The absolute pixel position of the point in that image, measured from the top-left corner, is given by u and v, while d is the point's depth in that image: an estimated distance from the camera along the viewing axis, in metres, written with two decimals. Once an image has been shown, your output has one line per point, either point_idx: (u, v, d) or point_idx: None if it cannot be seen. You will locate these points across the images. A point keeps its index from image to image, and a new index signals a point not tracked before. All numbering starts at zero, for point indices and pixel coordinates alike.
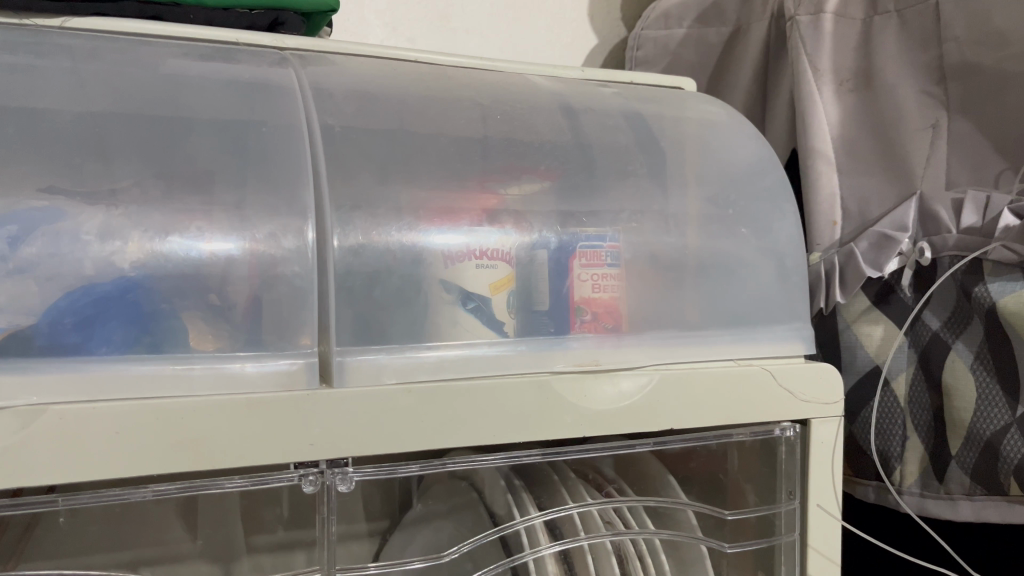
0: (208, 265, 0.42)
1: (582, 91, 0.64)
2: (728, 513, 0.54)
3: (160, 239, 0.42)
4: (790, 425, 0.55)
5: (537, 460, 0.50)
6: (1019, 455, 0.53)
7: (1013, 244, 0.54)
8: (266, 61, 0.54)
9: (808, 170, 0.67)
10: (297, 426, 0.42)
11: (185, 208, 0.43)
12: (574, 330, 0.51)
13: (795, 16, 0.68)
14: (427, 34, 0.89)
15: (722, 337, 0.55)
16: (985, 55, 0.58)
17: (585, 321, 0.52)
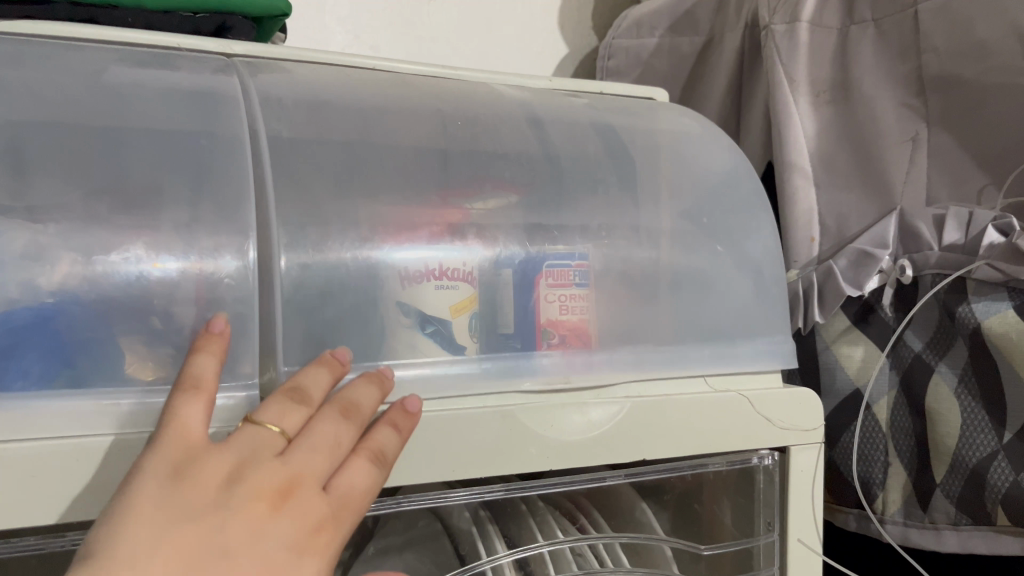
0: (149, 289, 0.39)
1: (550, 102, 0.61)
2: (704, 549, 0.52)
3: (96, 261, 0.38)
4: (768, 454, 0.52)
5: (501, 496, 0.47)
6: (1006, 485, 0.51)
7: (998, 262, 0.52)
8: (210, 67, 0.50)
9: (785, 184, 0.64)
10: None
11: (120, 228, 0.40)
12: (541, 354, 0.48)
13: (770, 25, 0.66)
14: (391, 42, 0.86)
15: (702, 358, 0.52)
16: (966, 65, 0.56)
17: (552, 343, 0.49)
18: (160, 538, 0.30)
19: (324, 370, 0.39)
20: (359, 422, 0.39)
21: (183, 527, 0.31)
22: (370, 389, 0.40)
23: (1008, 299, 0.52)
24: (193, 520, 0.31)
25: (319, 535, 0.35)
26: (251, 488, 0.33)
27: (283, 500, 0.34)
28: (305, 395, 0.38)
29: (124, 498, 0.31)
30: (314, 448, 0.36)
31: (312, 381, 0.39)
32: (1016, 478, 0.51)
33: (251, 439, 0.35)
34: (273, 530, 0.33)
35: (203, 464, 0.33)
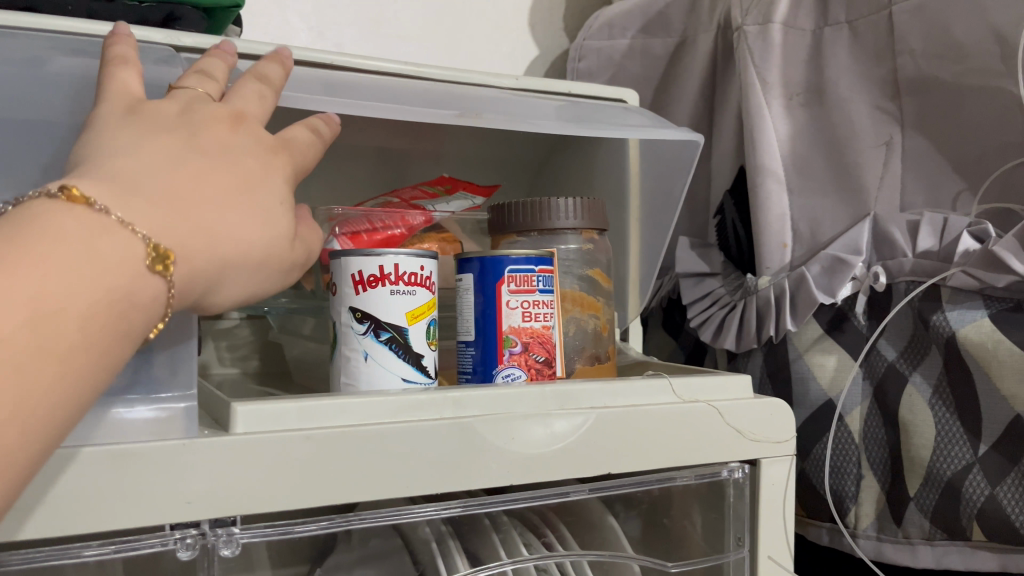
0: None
1: (516, 100, 0.59)
2: (673, 566, 0.51)
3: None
4: (738, 466, 0.50)
5: (459, 513, 0.45)
6: (982, 498, 0.50)
7: (974, 269, 0.50)
8: (152, 56, 0.47)
9: (757, 188, 0.63)
10: (169, 479, 0.36)
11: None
12: (502, 364, 0.48)
13: (743, 26, 0.64)
14: (355, 39, 0.84)
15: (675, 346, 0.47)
16: (942, 68, 0.54)
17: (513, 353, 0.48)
18: (151, 157, 0.34)
19: (250, 58, 0.43)
20: (270, 84, 0.42)
21: (146, 131, 0.35)
22: (269, 65, 0.43)
23: (983, 307, 0.50)
24: (166, 132, 0.35)
25: (264, 147, 0.38)
26: (203, 112, 0.37)
27: (236, 122, 0.38)
28: (213, 60, 0.41)
29: (90, 128, 0.35)
30: (241, 93, 0.40)
31: (214, 65, 0.41)
32: (992, 491, 0.49)
33: (186, 97, 0.38)
34: (241, 136, 0.37)
35: (151, 104, 0.36)
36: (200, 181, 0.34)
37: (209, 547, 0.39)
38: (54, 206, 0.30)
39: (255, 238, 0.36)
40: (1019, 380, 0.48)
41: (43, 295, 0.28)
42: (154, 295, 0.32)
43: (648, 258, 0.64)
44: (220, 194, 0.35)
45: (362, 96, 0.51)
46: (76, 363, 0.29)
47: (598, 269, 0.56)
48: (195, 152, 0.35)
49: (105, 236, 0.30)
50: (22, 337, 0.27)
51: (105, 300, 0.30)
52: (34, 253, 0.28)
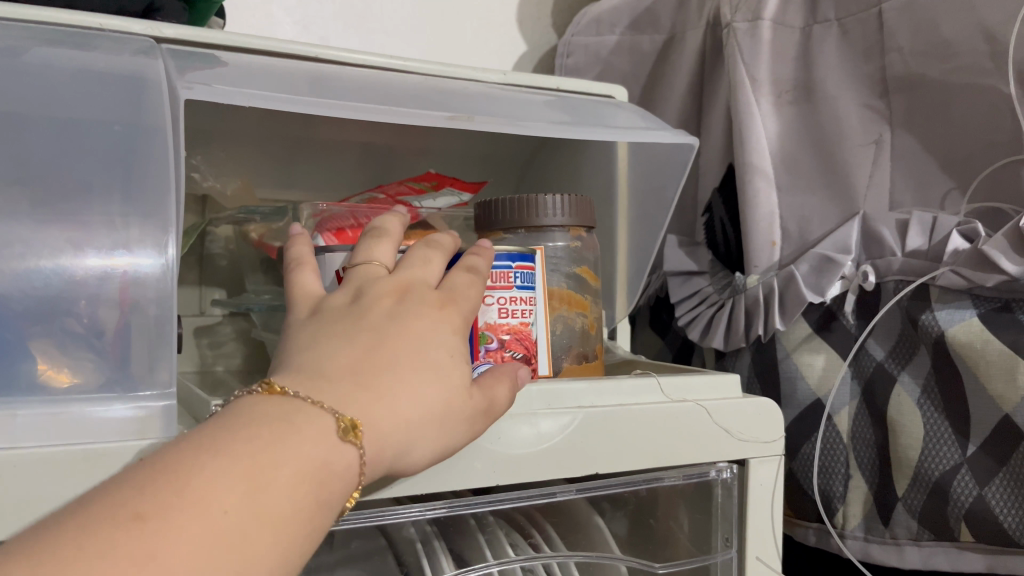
0: (71, 288, 0.38)
1: (503, 96, 0.59)
2: (660, 567, 0.50)
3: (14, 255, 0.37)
4: (726, 467, 0.50)
5: (444, 513, 0.44)
6: (970, 499, 0.49)
7: (963, 268, 0.50)
8: (131, 48, 0.46)
9: (746, 186, 0.62)
10: None
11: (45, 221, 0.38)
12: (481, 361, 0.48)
13: (731, 23, 0.64)
14: (342, 34, 0.83)
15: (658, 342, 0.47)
16: (930, 66, 0.54)
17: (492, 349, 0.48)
18: (336, 335, 0.34)
19: (390, 235, 0.42)
20: (389, 233, 0.42)
21: (393, 312, 0.36)
22: (388, 237, 0.42)
23: (972, 307, 0.50)
24: (333, 324, 0.35)
25: (423, 260, 0.40)
26: (378, 290, 0.37)
27: (406, 292, 0.37)
28: (376, 231, 0.42)
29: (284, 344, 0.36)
30: (412, 262, 0.40)
31: (378, 252, 0.41)
32: (981, 492, 0.49)
33: (359, 274, 0.39)
34: (422, 297, 0.37)
35: (331, 299, 0.37)
36: (416, 337, 0.35)
37: None
38: (251, 410, 0.31)
39: (435, 364, 0.35)
40: (1006, 380, 0.47)
41: (254, 477, 0.28)
42: (346, 463, 0.31)
43: (636, 257, 0.64)
44: (393, 353, 0.34)
45: (348, 90, 0.51)
46: (281, 539, 0.28)
47: (586, 267, 0.55)
48: (426, 317, 0.36)
49: (310, 417, 0.31)
50: (239, 518, 0.27)
51: (305, 479, 0.29)
52: (242, 447, 0.28)
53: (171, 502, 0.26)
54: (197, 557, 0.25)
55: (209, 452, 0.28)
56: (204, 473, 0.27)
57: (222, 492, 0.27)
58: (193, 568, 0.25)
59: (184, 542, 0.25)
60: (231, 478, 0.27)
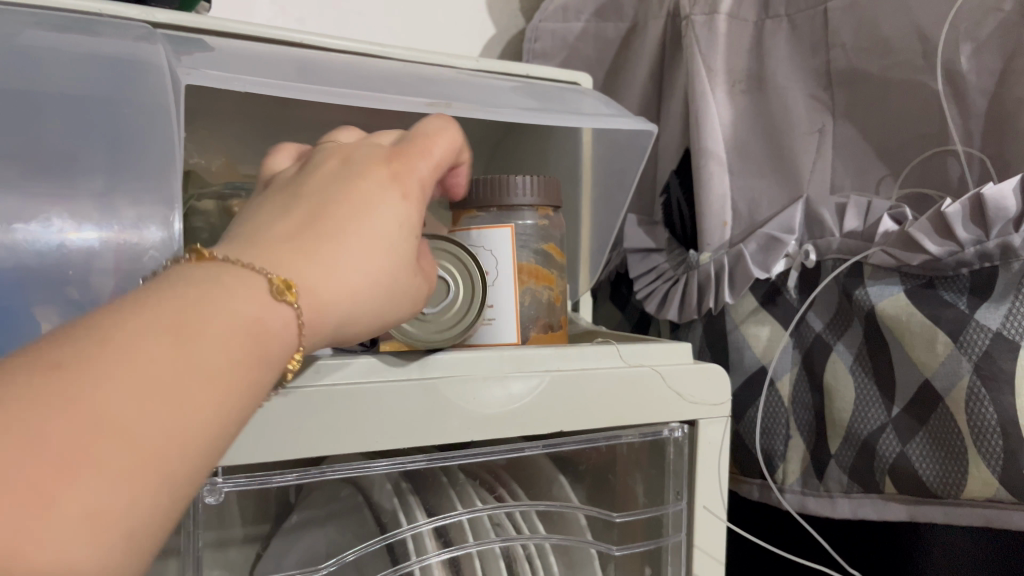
0: (73, 259, 0.41)
1: (475, 82, 0.62)
2: (617, 516, 0.55)
3: (18, 228, 0.40)
4: (679, 426, 0.55)
5: (423, 466, 0.48)
6: (894, 454, 0.55)
7: (892, 249, 0.55)
8: (131, 33, 0.49)
9: (700, 169, 0.67)
10: None
11: (47, 195, 0.41)
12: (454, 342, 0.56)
13: (690, 15, 0.68)
14: (316, 15, 0.86)
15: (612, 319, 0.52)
16: (870, 62, 0.59)
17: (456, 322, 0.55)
18: (265, 207, 0.38)
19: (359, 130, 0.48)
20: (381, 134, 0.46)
21: (326, 175, 0.39)
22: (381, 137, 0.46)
23: (900, 283, 0.55)
24: (290, 190, 0.39)
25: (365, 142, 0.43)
26: (330, 160, 0.40)
27: (350, 161, 0.40)
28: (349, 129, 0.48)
29: (249, 205, 0.40)
30: (372, 137, 0.45)
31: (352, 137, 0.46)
32: (902, 448, 0.55)
33: (319, 150, 0.43)
34: (356, 159, 0.40)
35: (284, 172, 0.42)
36: (350, 195, 0.37)
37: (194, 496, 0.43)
38: (182, 278, 0.31)
39: (366, 212, 0.37)
40: (927, 348, 0.53)
41: (191, 334, 0.28)
42: (288, 315, 0.32)
43: (598, 235, 0.68)
44: (328, 210, 0.36)
45: (333, 74, 0.54)
46: (222, 394, 0.28)
47: (552, 244, 0.60)
48: (359, 173, 0.39)
49: (253, 280, 0.32)
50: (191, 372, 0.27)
51: (250, 331, 0.30)
52: (169, 304, 0.29)
53: (93, 350, 0.26)
54: (134, 399, 0.25)
55: (137, 307, 0.28)
56: (131, 335, 0.27)
57: (156, 348, 0.27)
58: (148, 426, 0.25)
59: (134, 403, 0.25)
60: (155, 335, 0.27)
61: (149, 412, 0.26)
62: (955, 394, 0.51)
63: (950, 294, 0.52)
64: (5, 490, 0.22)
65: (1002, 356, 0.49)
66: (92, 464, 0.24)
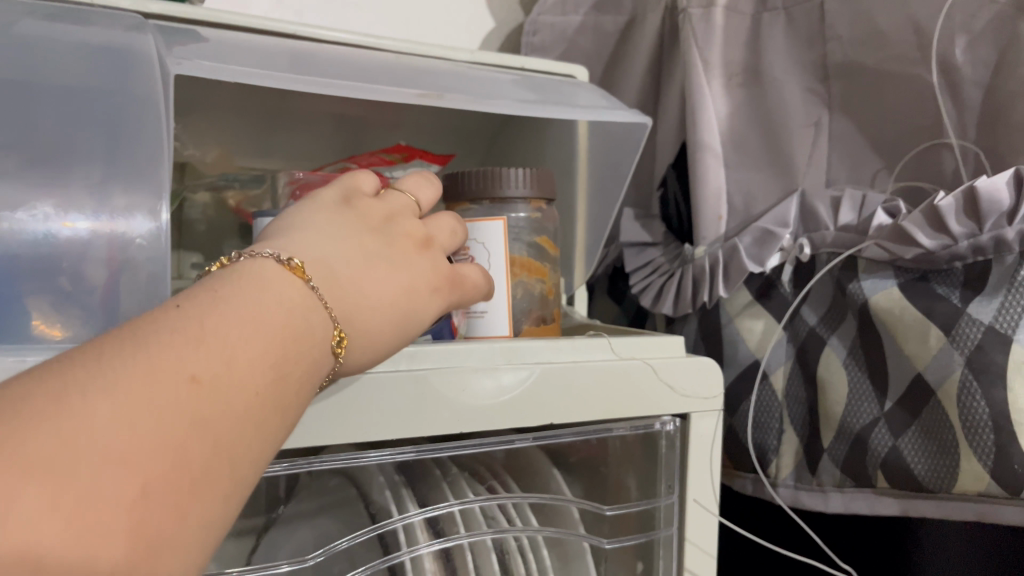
0: (65, 249, 0.41)
1: (469, 74, 0.62)
2: (608, 509, 0.55)
3: (7, 216, 0.41)
4: (670, 419, 0.55)
5: (412, 457, 0.48)
6: (886, 449, 0.55)
7: (885, 242, 0.54)
8: (123, 23, 0.49)
9: (696, 163, 0.66)
10: None
11: (37, 182, 0.41)
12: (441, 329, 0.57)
13: (687, 8, 0.68)
14: (315, 8, 0.86)
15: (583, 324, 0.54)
16: (865, 54, 0.59)
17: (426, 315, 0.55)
18: (329, 224, 0.39)
19: (432, 187, 0.48)
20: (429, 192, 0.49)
21: (392, 244, 0.41)
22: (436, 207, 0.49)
23: (893, 277, 0.55)
24: (367, 231, 0.40)
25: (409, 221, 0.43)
26: (401, 228, 0.42)
27: (426, 245, 0.44)
28: (427, 180, 0.48)
29: (304, 204, 0.41)
30: (440, 226, 0.46)
31: (422, 192, 0.47)
32: (895, 443, 0.54)
33: (399, 200, 0.45)
34: (412, 246, 0.42)
35: (365, 201, 0.42)
36: (389, 285, 0.39)
37: None
38: (204, 286, 0.32)
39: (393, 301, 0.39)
40: (920, 342, 0.52)
41: (224, 349, 0.29)
42: (319, 350, 0.34)
43: (593, 228, 0.68)
44: (374, 285, 0.38)
45: (325, 65, 0.54)
46: (287, 419, 0.32)
47: (545, 237, 0.60)
48: (409, 256, 0.41)
49: (297, 297, 0.34)
50: (226, 379, 0.29)
51: (283, 348, 0.32)
52: (265, 332, 0.31)
53: (216, 365, 0.29)
54: (238, 420, 0.29)
55: (240, 322, 0.31)
56: (164, 341, 0.28)
57: (191, 358, 0.28)
58: (190, 436, 0.27)
59: (170, 414, 0.27)
60: (185, 340, 0.29)
61: (182, 425, 0.27)
62: (947, 388, 0.51)
63: (943, 288, 0.52)
64: (149, 489, 0.25)
65: (995, 350, 0.48)
66: (141, 475, 0.25)
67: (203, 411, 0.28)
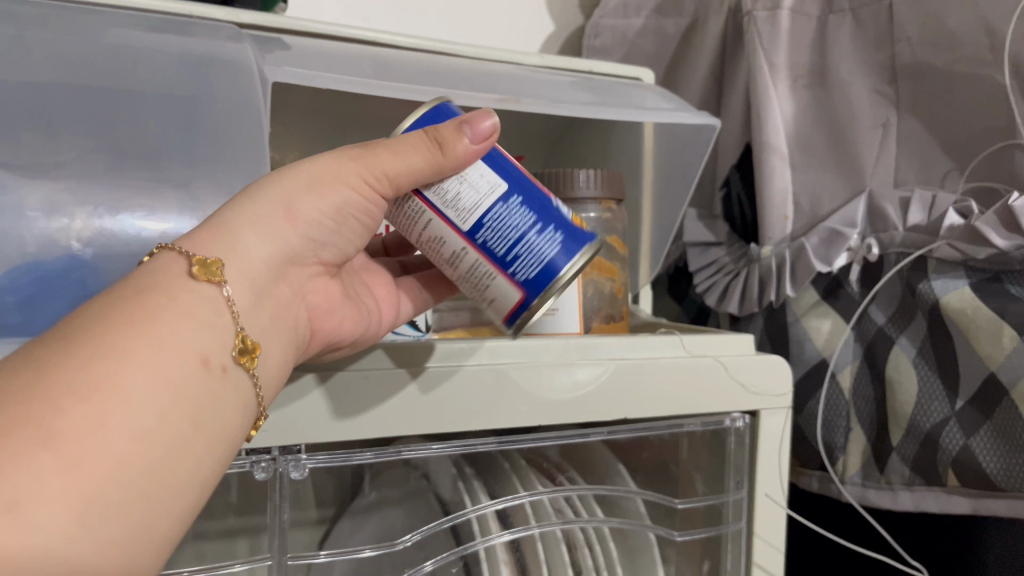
0: (160, 243, 0.44)
1: (538, 77, 0.64)
2: (677, 502, 0.56)
3: (107, 216, 0.44)
4: (740, 417, 0.56)
5: (492, 448, 0.50)
6: (957, 448, 0.55)
7: (958, 242, 0.55)
8: (221, 34, 0.51)
9: (762, 164, 0.67)
10: None
11: (133, 181, 0.45)
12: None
13: (753, 11, 0.69)
14: (383, 13, 0.88)
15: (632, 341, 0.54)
16: (935, 56, 0.59)
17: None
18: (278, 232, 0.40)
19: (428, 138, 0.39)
20: (429, 137, 0.39)
21: (219, 220, 0.36)
22: (461, 132, 0.39)
23: (965, 277, 0.55)
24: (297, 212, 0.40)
25: (321, 187, 0.39)
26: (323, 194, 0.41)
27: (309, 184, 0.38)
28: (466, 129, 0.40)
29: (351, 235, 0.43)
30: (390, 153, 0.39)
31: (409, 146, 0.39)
32: (966, 442, 0.55)
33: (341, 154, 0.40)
34: (268, 211, 0.37)
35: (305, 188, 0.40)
36: (241, 248, 0.36)
37: (281, 471, 0.45)
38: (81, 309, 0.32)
39: (272, 258, 0.38)
40: (992, 341, 0.53)
41: (79, 332, 0.30)
42: (217, 309, 0.34)
43: (659, 228, 0.70)
44: (220, 250, 0.35)
45: (406, 71, 0.56)
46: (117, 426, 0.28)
47: (615, 236, 0.62)
48: (253, 232, 0.37)
49: (158, 278, 0.34)
50: (106, 342, 0.29)
51: (163, 313, 0.32)
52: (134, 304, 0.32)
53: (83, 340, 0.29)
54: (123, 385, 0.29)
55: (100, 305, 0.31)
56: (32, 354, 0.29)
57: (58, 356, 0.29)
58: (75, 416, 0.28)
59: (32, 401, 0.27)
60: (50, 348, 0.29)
61: (57, 392, 0.27)
62: (1020, 389, 0.51)
63: (1017, 288, 0.52)
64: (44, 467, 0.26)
65: None
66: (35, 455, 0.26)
67: (89, 373, 0.28)
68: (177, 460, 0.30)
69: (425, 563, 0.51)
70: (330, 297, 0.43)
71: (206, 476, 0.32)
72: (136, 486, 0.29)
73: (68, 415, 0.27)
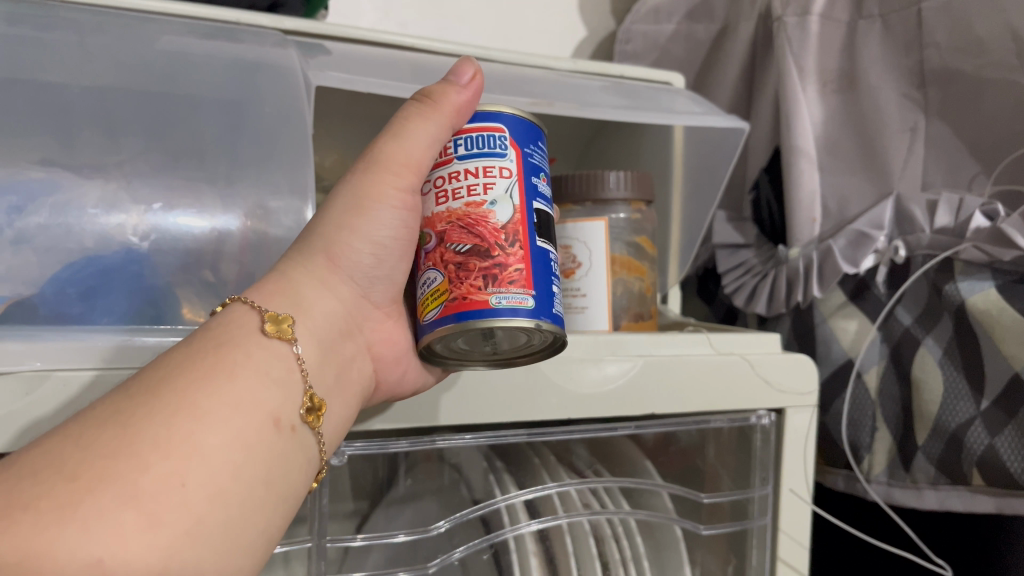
0: (208, 237, 0.47)
1: (569, 81, 0.66)
2: (703, 496, 0.57)
3: (159, 212, 0.46)
4: (766, 414, 0.57)
5: (523, 439, 0.51)
6: (982, 447, 0.56)
7: (983, 245, 0.56)
8: (268, 40, 0.54)
9: (790, 167, 0.69)
10: None
11: (185, 179, 0.47)
12: (473, 305, 0.37)
13: (782, 17, 0.71)
14: (419, 19, 0.90)
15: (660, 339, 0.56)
16: (963, 61, 0.59)
17: (530, 306, 0.38)
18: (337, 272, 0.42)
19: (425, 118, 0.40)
20: (437, 106, 0.40)
21: (285, 278, 0.39)
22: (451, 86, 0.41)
23: (991, 279, 0.56)
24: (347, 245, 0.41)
25: (358, 217, 0.40)
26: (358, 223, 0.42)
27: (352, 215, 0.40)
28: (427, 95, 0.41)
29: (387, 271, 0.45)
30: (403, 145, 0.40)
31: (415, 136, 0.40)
32: (992, 442, 0.55)
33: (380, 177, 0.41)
34: (318, 264, 0.40)
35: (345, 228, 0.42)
36: (306, 304, 0.39)
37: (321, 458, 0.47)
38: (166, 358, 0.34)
39: (335, 312, 0.41)
40: (1019, 343, 0.53)
41: (163, 387, 0.32)
42: (288, 366, 0.37)
43: (688, 230, 0.71)
44: (288, 307, 0.38)
45: (443, 75, 0.58)
46: (199, 478, 0.30)
47: (644, 237, 0.63)
48: (312, 284, 0.40)
49: (235, 330, 0.36)
50: (186, 399, 0.32)
51: (241, 371, 0.34)
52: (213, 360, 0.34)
53: (167, 393, 0.32)
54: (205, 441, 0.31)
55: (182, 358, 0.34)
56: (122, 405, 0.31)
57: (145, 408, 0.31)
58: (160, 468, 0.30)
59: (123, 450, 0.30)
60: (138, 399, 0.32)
61: (143, 448, 0.29)
62: None
63: None
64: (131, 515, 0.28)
65: None
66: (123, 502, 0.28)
67: (171, 430, 0.30)
68: (246, 517, 0.32)
69: (455, 552, 0.53)
70: (398, 344, 0.45)
71: (270, 534, 0.34)
72: (212, 541, 0.30)
73: (153, 472, 0.29)
